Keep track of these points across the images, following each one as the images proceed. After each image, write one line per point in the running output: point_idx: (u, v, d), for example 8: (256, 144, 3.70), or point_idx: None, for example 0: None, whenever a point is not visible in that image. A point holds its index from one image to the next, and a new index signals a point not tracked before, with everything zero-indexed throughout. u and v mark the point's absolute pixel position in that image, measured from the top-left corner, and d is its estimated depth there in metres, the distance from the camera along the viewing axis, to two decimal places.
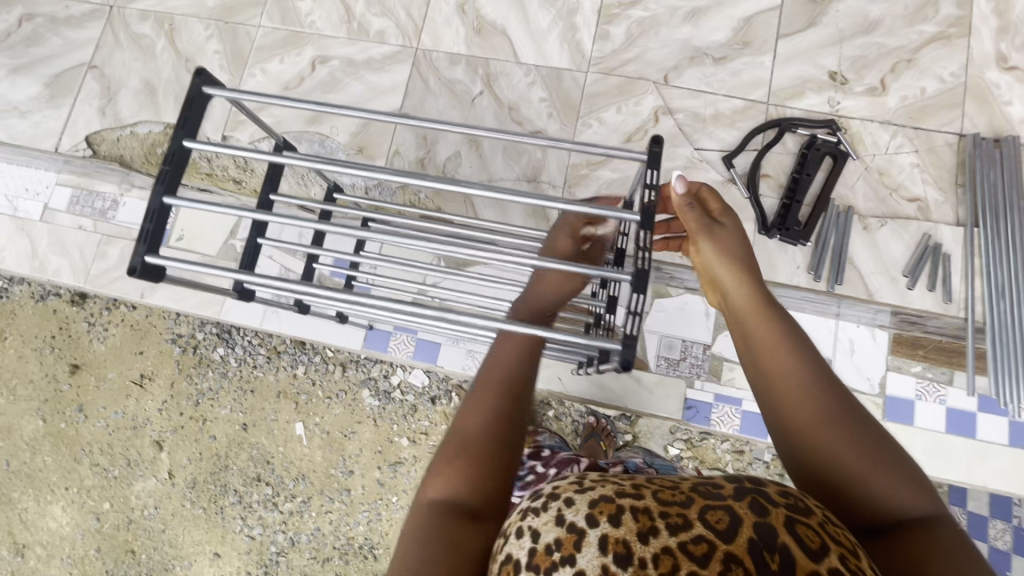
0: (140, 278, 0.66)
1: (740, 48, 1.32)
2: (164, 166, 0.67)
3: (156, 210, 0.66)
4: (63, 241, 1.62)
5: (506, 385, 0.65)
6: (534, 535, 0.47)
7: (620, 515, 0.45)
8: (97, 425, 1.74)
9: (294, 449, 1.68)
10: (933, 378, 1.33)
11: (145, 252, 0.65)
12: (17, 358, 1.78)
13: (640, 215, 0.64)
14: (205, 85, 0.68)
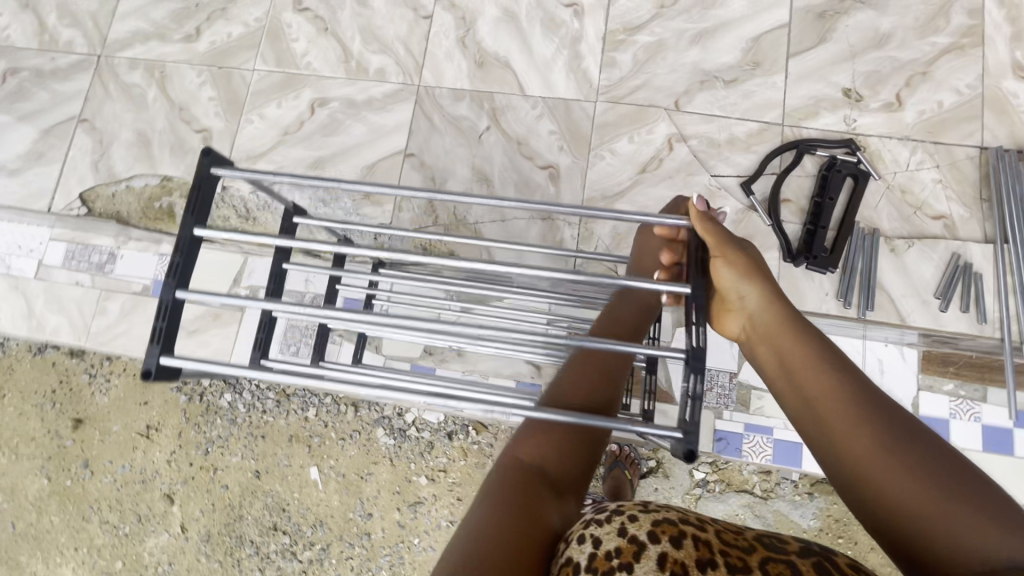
0: (155, 381, 0.60)
1: (751, 69, 1.29)
2: (174, 256, 0.62)
3: (170, 306, 0.61)
4: (60, 298, 1.57)
5: (606, 368, 0.72)
6: (595, 541, 0.58)
7: (681, 539, 0.57)
8: (105, 481, 1.67)
9: (310, 494, 1.63)
10: (967, 396, 1.21)
11: (161, 353, 0.60)
12: (18, 415, 1.70)
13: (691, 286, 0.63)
14: (214, 165, 0.64)
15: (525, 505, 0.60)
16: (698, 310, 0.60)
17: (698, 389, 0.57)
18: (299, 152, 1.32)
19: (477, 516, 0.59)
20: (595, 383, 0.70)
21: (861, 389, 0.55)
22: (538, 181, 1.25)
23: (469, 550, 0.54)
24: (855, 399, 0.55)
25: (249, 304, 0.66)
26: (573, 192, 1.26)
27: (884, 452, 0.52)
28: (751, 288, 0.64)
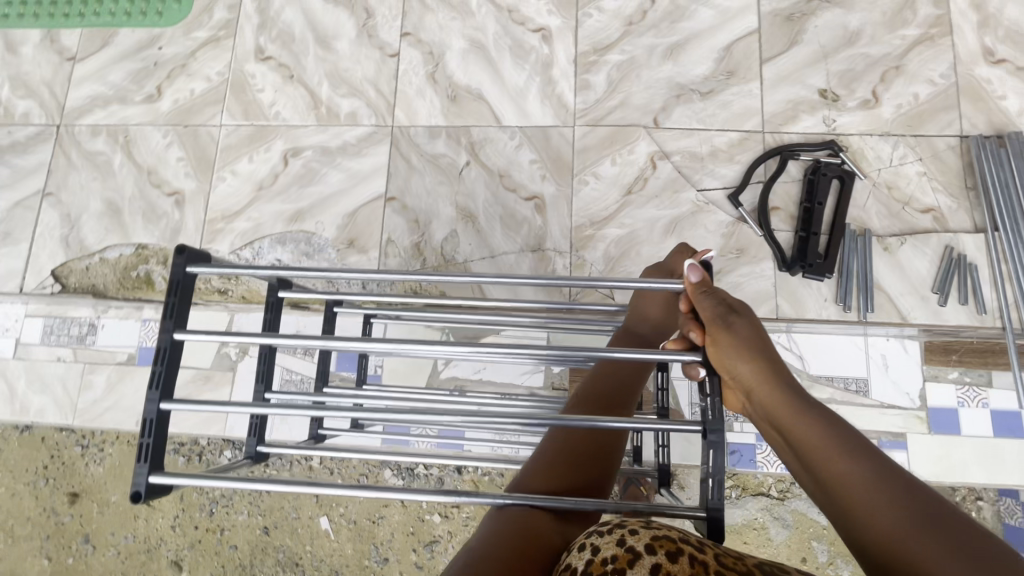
0: (147, 500, 0.58)
1: (726, 79, 1.28)
2: (156, 365, 0.60)
3: (154, 420, 0.59)
4: (42, 377, 1.51)
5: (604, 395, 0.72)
6: (593, 550, 0.51)
7: (678, 555, 0.48)
8: (108, 555, 1.60)
9: (323, 545, 1.59)
10: (972, 382, 1.20)
11: (150, 472, 0.58)
12: (10, 496, 1.62)
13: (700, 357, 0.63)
14: (189, 265, 0.61)
15: (524, 523, 0.58)
16: (711, 382, 0.61)
17: (718, 463, 0.57)
18: (276, 206, 1.29)
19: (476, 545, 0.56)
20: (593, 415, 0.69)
21: (866, 457, 0.52)
22: (523, 213, 1.23)
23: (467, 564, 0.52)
24: (861, 463, 0.52)
25: (237, 406, 0.65)
26: (561, 220, 1.23)
27: (905, 536, 0.47)
28: (746, 359, 0.61)
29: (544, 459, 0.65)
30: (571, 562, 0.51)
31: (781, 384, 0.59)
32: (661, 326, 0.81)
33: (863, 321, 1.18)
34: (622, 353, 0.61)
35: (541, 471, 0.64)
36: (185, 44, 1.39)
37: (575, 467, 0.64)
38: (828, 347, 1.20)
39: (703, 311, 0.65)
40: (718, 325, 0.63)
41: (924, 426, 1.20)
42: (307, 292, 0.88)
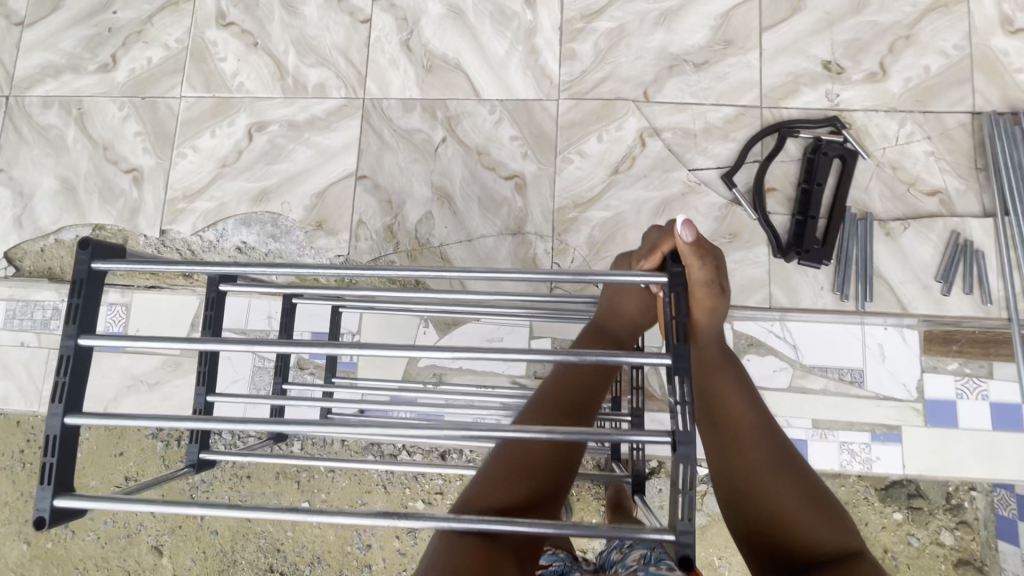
0: (54, 525, 0.54)
1: (722, 49, 1.19)
2: (60, 376, 0.55)
3: (59, 437, 0.54)
4: (6, 362, 1.46)
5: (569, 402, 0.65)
6: None
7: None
8: (88, 539, 1.59)
9: (304, 531, 1.56)
10: (973, 374, 1.16)
11: (54, 495, 0.53)
12: None
13: (673, 355, 0.51)
14: (94, 261, 0.56)
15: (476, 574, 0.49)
16: (685, 388, 0.50)
17: (689, 480, 0.49)
18: (240, 184, 1.21)
19: None
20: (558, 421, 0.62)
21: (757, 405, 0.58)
22: (502, 195, 1.16)
23: None
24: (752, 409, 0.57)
25: (155, 424, 0.59)
26: (543, 202, 1.16)
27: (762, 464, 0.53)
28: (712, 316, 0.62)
29: (487, 475, 0.58)
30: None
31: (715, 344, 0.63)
32: (634, 324, 0.76)
33: (859, 310, 1.11)
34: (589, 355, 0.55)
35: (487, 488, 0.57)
36: (141, 9, 1.29)
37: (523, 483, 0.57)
38: (825, 336, 1.17)
39: (697, 273, 0.60)
40: (709, 291, 0.61)
41: (919, 419, 1.17)
42: (250, 283, 0.81)
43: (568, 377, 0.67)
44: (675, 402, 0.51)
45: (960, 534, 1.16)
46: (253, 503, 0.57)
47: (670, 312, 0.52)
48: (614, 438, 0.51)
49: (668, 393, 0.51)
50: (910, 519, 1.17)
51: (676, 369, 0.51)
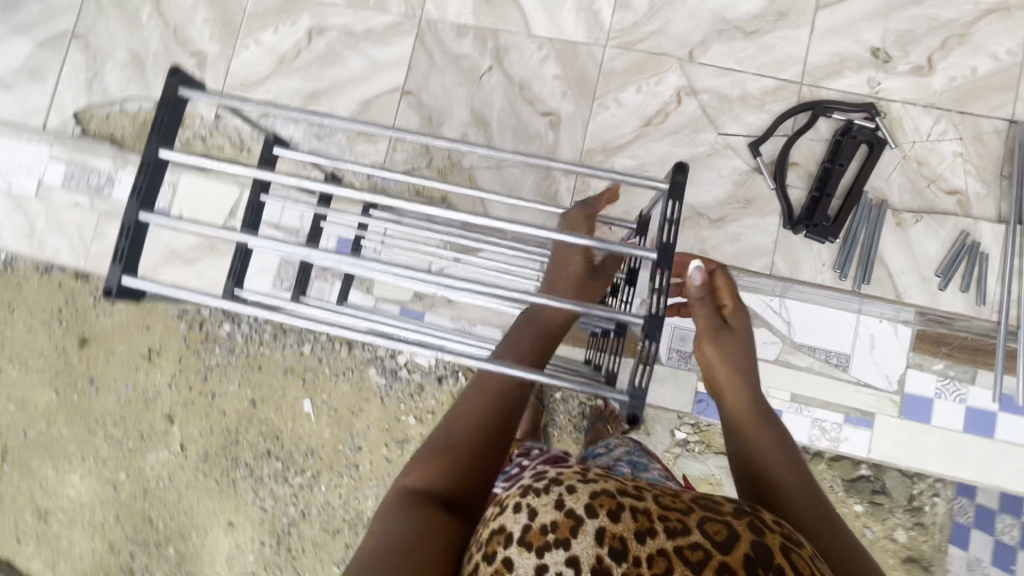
0: (118, 297, 0.69)
1: (775, 20, 1.21)
2: (139, 178, 0.70)
3: (132, 228, 0.69)
4: (60, 219, 1.58)
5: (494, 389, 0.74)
6: (530, 513, 0.55)
7: (620, 512, 0.54)
8: (109, 397, 1.97)
9: (303, 424, 1.89)
10: (955, 376, 1.29)
11: (123, 272, 0.68)
12: (48, 334, 2.01)
13: (657, 252, 0.63)
14: (181, 86, 0.71)
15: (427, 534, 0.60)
16: (664, 278, 0.63)
17: (648, 356, 0.63)
18: (294, 83, 1.28)
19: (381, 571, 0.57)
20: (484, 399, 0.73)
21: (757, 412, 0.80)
22: (537, 128, 1.21)
23: None
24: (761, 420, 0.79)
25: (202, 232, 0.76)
26: (573, 142, 1.21)
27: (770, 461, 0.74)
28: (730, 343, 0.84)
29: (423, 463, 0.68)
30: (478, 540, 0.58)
31: (747, 376, 0.82)
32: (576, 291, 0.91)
33: (857, 293, 1.14)
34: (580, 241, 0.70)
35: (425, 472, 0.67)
36: None
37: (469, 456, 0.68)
38: (823, 319, 1.32)
39: (699, 310, 0.86)
40: (710, 322, 0.85)
41: (895, 409, 1.30)
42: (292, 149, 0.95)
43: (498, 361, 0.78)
44: (652, 290, 0.64)
45: (915, 534, 1.30)
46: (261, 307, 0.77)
47: (664, 216, 0.63)
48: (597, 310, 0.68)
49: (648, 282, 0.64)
50: (868, 512, 1.31)
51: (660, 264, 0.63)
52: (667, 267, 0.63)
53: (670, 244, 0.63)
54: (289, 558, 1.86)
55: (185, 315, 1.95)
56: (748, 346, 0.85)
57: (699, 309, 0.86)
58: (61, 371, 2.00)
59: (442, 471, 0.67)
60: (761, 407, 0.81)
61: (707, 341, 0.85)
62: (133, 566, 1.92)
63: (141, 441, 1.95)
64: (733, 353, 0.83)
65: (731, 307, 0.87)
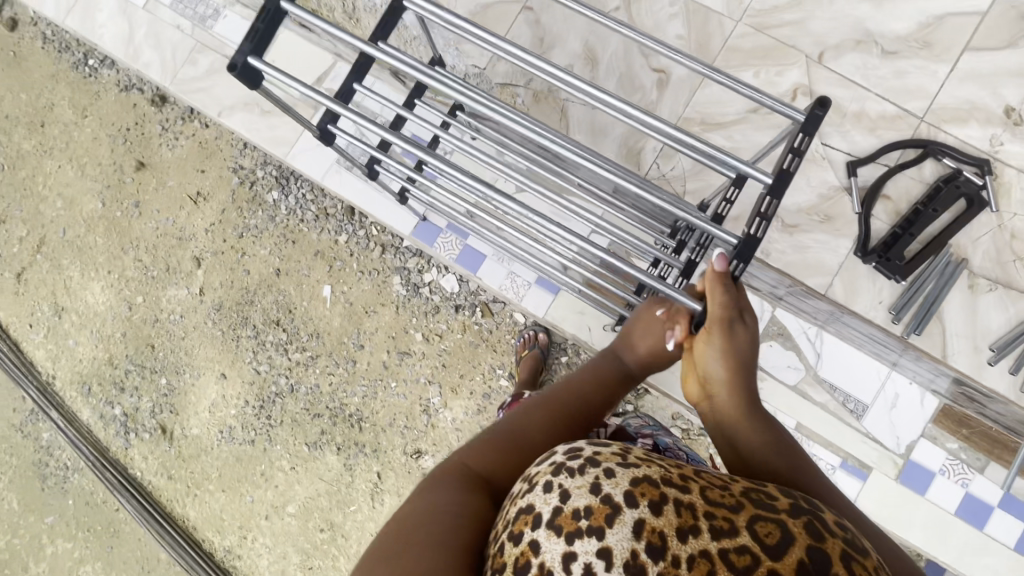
0: (239, 74, 0.83)
1: (917, 48, 1.16)
2: None
3: (270, 13, 0.84)
4: (158, 36, 1.61)
5: (566, 410, 0.79)
6: (563, 495, 0.54)
7: (663, 505, 0.52)
8: (149, 224, 2.04)
9: (318, 307, 1.93)
10: (965, 460, 1.26)
11: (249, 51, 0.84)
12: (112, 147, 2.08)
13: (773, 180, 0.75)
14: None
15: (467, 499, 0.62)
16: (771, 207, 0.75)
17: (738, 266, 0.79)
18: None
19: (417, 518, 0.59)
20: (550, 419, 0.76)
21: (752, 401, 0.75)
22: (643, 81, 1.20)
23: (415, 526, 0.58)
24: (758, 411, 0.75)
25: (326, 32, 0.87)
26: (675, 107, 1.19)
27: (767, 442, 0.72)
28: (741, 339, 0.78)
29: (483, 444, 0.71)
30: (504, 521, 0.58)
31: (745, 379, 0.77)
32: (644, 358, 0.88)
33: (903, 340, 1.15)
34: (696, 145, 0.81)
35: (481, 452, 0.70)
36: None
37: (510, 457, 0.69)
38: (856, 364, 1.29)
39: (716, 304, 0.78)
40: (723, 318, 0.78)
41: (893, 471, 1.27)
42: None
43: (577, 387, 0.83)
44: (756, 214, 0.76)
45: None
46: (346, 108, 0.90)
47: (789, 148, 0.74)
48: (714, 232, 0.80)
49: (758, 205, 0.76)
50: None
51: (772, 193, 0.75)
52: (778, 196, 0.75)
53: (787, 174, 0.75)
54: (266, 425, 1.92)
55: (239, 170, 2.00)
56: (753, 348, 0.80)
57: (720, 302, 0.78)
58: (112, 185, 2.07)
59: (489, 460, 0.69)
60: (756, 413, 0.76)
61: (715, 335, 0.78)
62: (124, 384, 1.99)
63: (165, 274, 2.01)
64: (739, 354, 0.78)
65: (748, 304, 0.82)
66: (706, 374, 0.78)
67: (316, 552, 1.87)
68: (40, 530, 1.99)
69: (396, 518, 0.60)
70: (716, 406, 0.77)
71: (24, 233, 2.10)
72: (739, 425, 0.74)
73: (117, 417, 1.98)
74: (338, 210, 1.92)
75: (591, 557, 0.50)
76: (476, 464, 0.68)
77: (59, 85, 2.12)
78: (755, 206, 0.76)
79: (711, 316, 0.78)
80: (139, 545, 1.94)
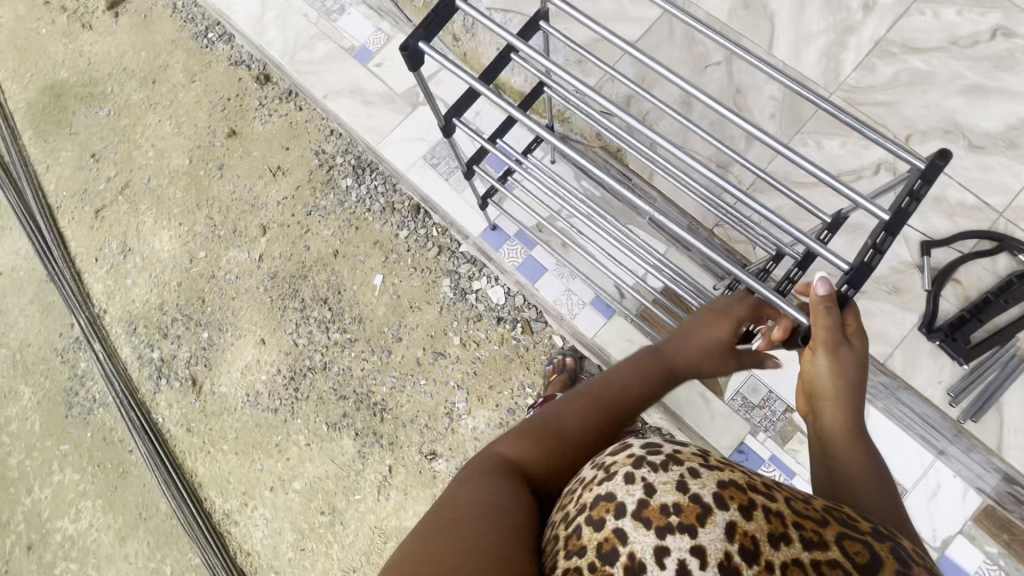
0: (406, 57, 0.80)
1: (1003, 146, 1.27)
2: None
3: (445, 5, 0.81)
4: (286, 20, 1.77)
5: (610, 400, 0.78)
6: (650, 489, 0.58)
7: (752, 510, 0.56)
8: (227, 186, 2.15)
9: (366, 293, 1.99)
10: (1002, 568, 1.19)
11: (422, 38, 0.80)
12: (210, 112, 2.23)
13: (892, 217, 0.75)
14: None
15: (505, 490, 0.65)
16: (884, 240, 0.76)
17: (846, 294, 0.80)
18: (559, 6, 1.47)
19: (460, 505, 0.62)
20: (592, 411, 0.76)
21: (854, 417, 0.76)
22: (734, 131, 1.29)
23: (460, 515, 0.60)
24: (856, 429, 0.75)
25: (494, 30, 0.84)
26: (760, 158, 1.30)
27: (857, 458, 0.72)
28: (848, 357, 0.78)
29: (517, 434, 0.73)
30: (576, 504, 0.62)
31: (853, 394, 0.77)
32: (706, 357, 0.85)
33: (955, 426, 1.24)
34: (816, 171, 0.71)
35: (519, 442, 0.72)
36: None
37: (549, 447, 0.72)
38: (898, 446, 1.25)
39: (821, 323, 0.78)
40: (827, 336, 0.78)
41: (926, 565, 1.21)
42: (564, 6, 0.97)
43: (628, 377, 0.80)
44: (869, 245, 0.78)
45: None
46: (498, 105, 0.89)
47: (911, 191, 0.74)
48: (821, 252, 0.80)
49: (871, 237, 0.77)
50: None
51: (886, 228, 0.76)
52: (891, 233, 0.76)
53: (906, 214, 0.75)
54: (292, 397, 1.95)
55: (321, 153, 2.12)
56: (861, 372, 0.79)
57: (825, 322, 0.78)
58: (202, 146, 2.21)
59: (526, 451, 0.72)
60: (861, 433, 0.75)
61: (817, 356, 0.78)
62: (168, 331, 2.06)
63: (231, 235, 2.11)
64: (842, 375, 0.77)
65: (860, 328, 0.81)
66: (810, 390, 0.80)
67: (311, 535, 1.85)
68: (53, 456, 2.03)
69: (443, 498, 0.64)
70: (818, 422, 0.78)
71: (113, 174, 2.24)
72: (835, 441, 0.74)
73: (153, 361, 2.04)
74: (404, 206, 2.01)
75: (684, 552, 0.54)
76: (516, 455, 0.71)
77: (177, 51, 2.31)
78: (867, 238, 0.78)
79: (815, 336, 0.79)
80: (142, 491, 1.96)
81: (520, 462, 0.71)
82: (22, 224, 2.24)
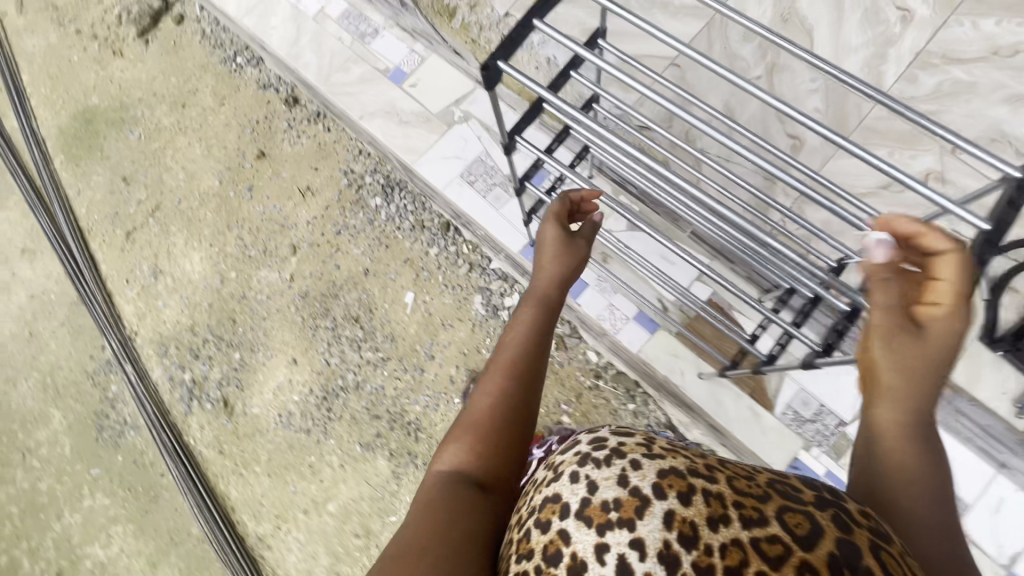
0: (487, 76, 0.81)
1: None
2: None
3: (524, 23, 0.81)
4: (321, 44, 1.80)
5: (509, 365, 0.83)
6: (592, 487, 0.61)
7: (692, 496, 0.57)
8: (257, 207, 2.17)
9: (398, 311, 1.98)
10: None
11: (501, 56, 0.81)
12: (239, 134, 2.26)
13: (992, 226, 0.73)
14: None
15: (461, 506, 0.70)
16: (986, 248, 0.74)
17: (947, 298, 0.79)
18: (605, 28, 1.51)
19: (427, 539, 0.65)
20: (498, 383, 0.81)
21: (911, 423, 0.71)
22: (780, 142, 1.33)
23: (430, 543, 0.64)
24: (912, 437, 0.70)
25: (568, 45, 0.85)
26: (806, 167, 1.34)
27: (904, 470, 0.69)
28: (912, 344, 0.71)
29: (448, 448, 0.78)
30: (529, 507, 0.66)
31: (915, 392, 0.71)
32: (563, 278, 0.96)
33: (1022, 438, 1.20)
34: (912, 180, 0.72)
35: (455, 454, 0.77)
36: None
37: (478, 440, 0.77)
38: (961, 463, 1.29)
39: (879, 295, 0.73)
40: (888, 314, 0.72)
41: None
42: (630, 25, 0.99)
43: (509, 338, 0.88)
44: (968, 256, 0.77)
45: None
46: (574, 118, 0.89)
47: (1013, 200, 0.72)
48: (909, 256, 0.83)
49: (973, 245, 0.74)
50: None
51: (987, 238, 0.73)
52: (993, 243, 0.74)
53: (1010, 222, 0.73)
54: (325, 417, 1.93)
55: (349, 173, 2.13)
56: (936, 362, 0.71)
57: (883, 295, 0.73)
58: (231, 168, 2.23)
59: (467, 453, 0.76)
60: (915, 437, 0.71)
61: (874, 337, 0.73)
62: (199, 352, 2.06)
63: (262, 255, 2.12)
64: (903, 361, 0.71)
65: (947, 310, 0.70)
66: (868, 376, 0.75)
67: (345, 558, 1.82)
68: (83, 480, 2.01)
69: (408, 528, 0.68)
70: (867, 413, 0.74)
71: (144, 197, 2.27)
72: (884, 433, 0.72)
73: (185, 383, 2.03)
74: (434, 224, 2.02)
75: (624, 547, 0.56)
76: (461, 464, 0.76)
77: (206, 76, 2.35)
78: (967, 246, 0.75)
79: (871, 322, 0.74)
80: (175, 515, 1.94)
81: (468, 471, 0.75)
82: (54, 248, 2.26)
